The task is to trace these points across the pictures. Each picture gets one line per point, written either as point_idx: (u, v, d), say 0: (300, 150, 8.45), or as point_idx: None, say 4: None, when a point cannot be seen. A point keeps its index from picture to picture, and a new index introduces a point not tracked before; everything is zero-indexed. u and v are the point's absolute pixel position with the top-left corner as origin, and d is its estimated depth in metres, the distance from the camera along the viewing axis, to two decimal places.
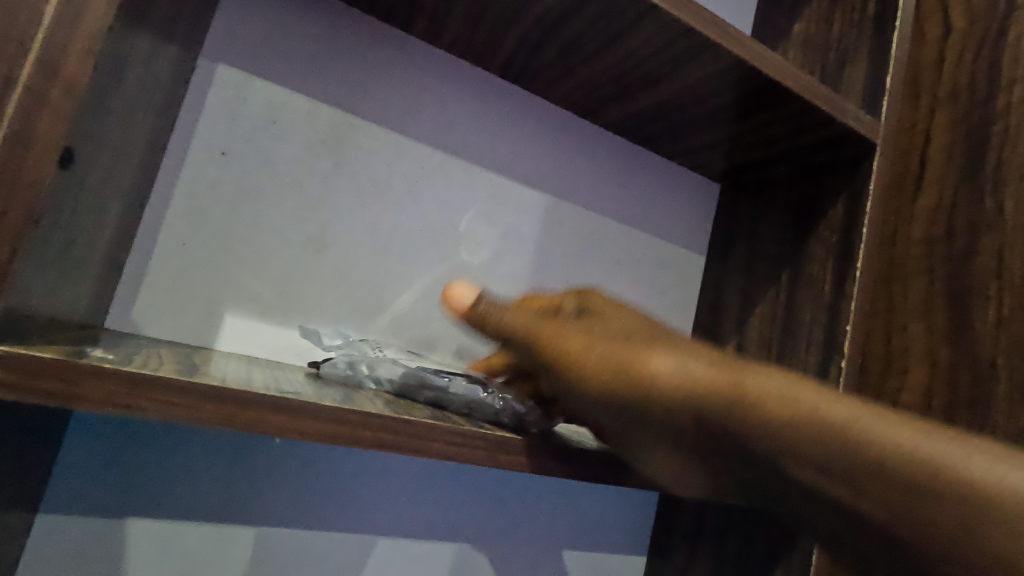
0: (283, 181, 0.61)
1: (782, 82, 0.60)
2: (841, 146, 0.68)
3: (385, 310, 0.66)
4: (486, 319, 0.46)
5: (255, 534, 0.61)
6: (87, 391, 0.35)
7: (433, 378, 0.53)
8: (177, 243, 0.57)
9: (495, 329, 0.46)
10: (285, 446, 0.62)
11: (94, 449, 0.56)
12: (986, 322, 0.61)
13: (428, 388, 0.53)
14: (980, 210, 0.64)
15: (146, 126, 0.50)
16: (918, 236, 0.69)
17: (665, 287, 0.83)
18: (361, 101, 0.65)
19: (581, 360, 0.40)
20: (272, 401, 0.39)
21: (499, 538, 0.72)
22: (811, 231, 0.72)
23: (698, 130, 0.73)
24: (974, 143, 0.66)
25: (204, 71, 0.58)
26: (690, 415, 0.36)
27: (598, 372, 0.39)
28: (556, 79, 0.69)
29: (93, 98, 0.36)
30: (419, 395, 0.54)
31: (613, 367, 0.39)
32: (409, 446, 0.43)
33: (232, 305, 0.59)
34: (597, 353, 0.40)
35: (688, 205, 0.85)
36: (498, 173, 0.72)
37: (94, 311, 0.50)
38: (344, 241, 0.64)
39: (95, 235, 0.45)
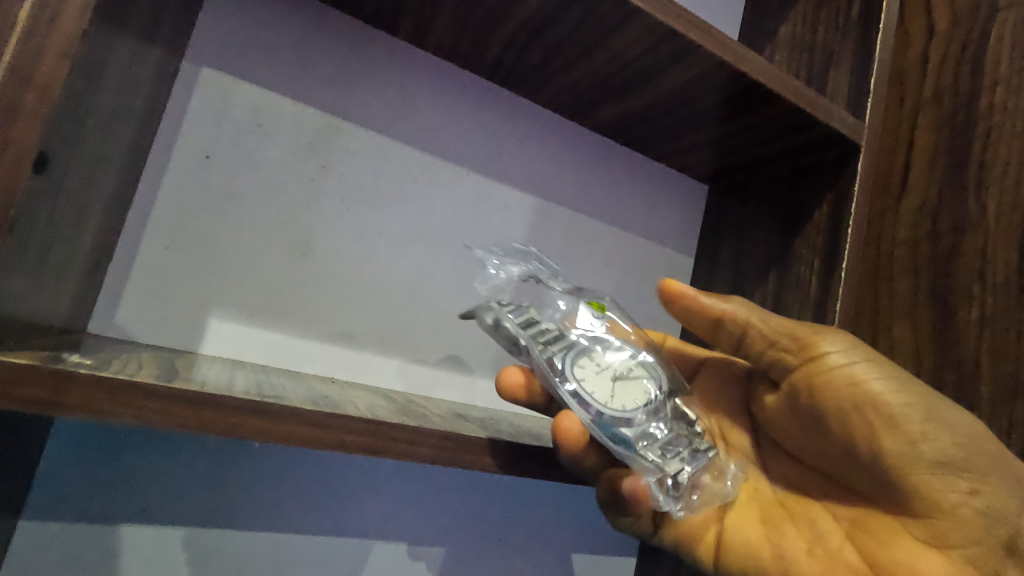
0: (269, 184, 0.61)
1: (766, 84, 0.60)
2: (826, 147, 0.69)
3: (374, 314, 0.66)
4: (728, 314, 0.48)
5: (241, 539, 0.61)
6: (60, 397, 0.34)
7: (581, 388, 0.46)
8: (161, 247, 0.57)
9: (744, 323, 0.48)
10: (271, 450, 0.62)
11: (76, 454, 0.55)
12: (969, 321, 0.62)
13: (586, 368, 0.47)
14: (964, 210, 0.64)
15: (128, 131, 0.50)
16: (903, 237, 0.69)
17: (654, 287, 0.83)
18: (347, 104, 0.65)
19: (826, 385, 0.47)
20: (251, 405, 0.39)
21: (488, 540, 0.72)
22: (797, 232, 0.73)
23: (685, 132, 0.74)
24: (955, 144, 0.66)
25: (188, 74, 0.58)
26: (906, 405, 0.45)
27: (835, 394, 0.46)
28: (543, 82, 0.69)
29: (70, 102, 0.36)
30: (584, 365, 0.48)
31: (886, 367, 0.47)
32: (391, 451, 0.43)
33: (217, 309, 0.59)
34: (856, 390, 0.46)
35: (676, 206, 0.85)
36: (486, 177, 0.72)
37: (75, 315, 0.50)
38: (331, 244, 0.64)
39: (75, 239, 0.45)
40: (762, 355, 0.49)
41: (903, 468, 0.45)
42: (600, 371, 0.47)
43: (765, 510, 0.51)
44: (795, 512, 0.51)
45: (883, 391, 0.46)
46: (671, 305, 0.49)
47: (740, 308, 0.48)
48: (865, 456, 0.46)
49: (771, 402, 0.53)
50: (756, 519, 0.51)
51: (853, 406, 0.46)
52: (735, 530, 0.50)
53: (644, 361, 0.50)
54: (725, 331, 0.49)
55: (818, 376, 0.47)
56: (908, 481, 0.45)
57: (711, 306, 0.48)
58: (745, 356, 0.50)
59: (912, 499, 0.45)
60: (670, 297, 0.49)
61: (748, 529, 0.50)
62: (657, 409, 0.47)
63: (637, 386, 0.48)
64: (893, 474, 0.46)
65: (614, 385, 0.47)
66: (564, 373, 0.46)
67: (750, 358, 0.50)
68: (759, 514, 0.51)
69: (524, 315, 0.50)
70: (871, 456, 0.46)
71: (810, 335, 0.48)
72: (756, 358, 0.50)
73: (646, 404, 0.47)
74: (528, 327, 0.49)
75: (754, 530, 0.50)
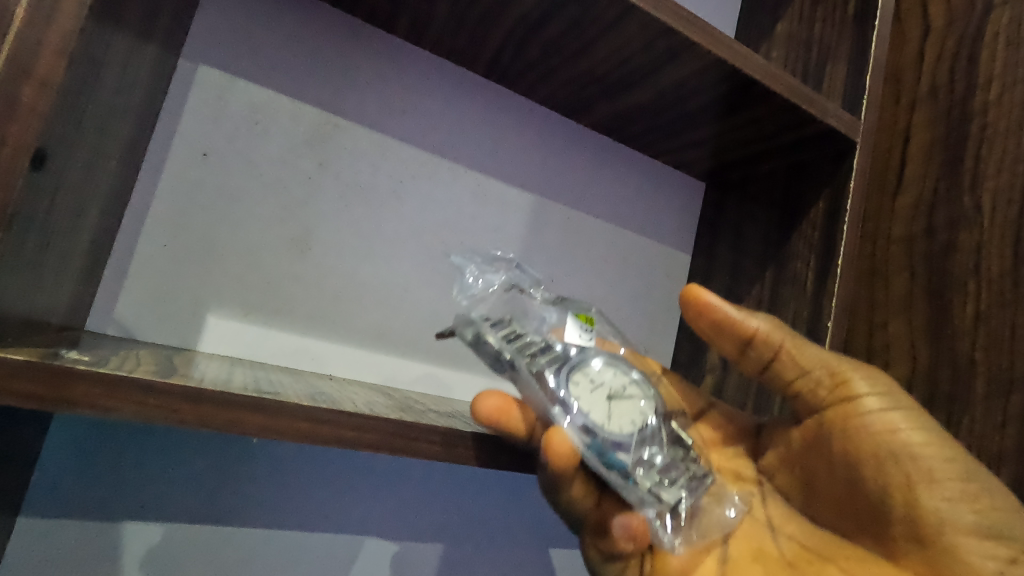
0: (267, 182, 0.61)
1: (762, 80, 0.60)
2: (822, 144, 0.69)
3: (372, 311, 0.66)
4: (764, 333, 0.48)
5: (240, 535, 0.61)
6: (60, 393, 0.35)
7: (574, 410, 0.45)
8: (158, 244, 0.57)
9: (778, 346, 0.48)
10: (269, 446, 0.62)
11: (74, 451, 0.55)
12: (964, 317, 0.62)
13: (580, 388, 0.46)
14: (959, 207, 0.65)
15: (125, 127, 0.50)
16: (899, 234, 0.69)
17: (651, 284, 0.84)
18: (345, 101, 0.65)
19: (861, 426, 0.47)
20: (249, 400, 0.39)
21: (487, 536, 0.72)
22: (793, 228, 0.73)
23: (682, 129, 0.74)
24: (951, 141, 0.67)
25: (186, 71, 0.58)
26: (940, 458, 0.45)
27: (869, 436, 0.46)
28: (540, 79, 0.69)
29: (67, 97, 0.36)
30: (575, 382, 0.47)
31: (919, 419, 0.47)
32: (389, 446, 0.43)
33: (215, 307, 0.59)
34: (894, 436, 0.46)
35: (674, 203, 0.85)
36: (484, 175, 0.72)
37: (74, 312, 0.50)
38: (329, 242, 0.64)
39: (72, 235, 0.45)
40: (791, 384, 0.49)
41: (937, 528, 0.44)
42: (596, 389, 0.46)
43: (772, 573, 0.49)
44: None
45: (914, 442, 0.46)
46: (697, 318, 0.48)
47: (775, 329, 0.48)
48: (896, 507, 0.46)
49: (793, 443, 0.52)
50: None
51: (884, 452, 0.46)
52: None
53: (642, 380, 0.49)
54: (756, 351, 0.48)
55: (852, 417, 0.47)
56: (940, 542, 0.44)
57: (741, 321, 0.47)
58: (772, 381, 0.49)
59: (945, 562, 0.44)
60: (699, 306, 0.48)
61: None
62: (646, 435, 0.46)
63: (632, 406, 0.47)
64: (925, 531, 0.44)
65: (609, 404, 0.46)
66: (563, 392, 0.45)
67: (777, 386, 0.50)
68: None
69: (505, 328, 0.50)
70: (903, 508, 0.45)
71: (846, 372, 0.48)
72: (784, 386, 0.49)
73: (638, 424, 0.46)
74: (511, 340, 0.48)
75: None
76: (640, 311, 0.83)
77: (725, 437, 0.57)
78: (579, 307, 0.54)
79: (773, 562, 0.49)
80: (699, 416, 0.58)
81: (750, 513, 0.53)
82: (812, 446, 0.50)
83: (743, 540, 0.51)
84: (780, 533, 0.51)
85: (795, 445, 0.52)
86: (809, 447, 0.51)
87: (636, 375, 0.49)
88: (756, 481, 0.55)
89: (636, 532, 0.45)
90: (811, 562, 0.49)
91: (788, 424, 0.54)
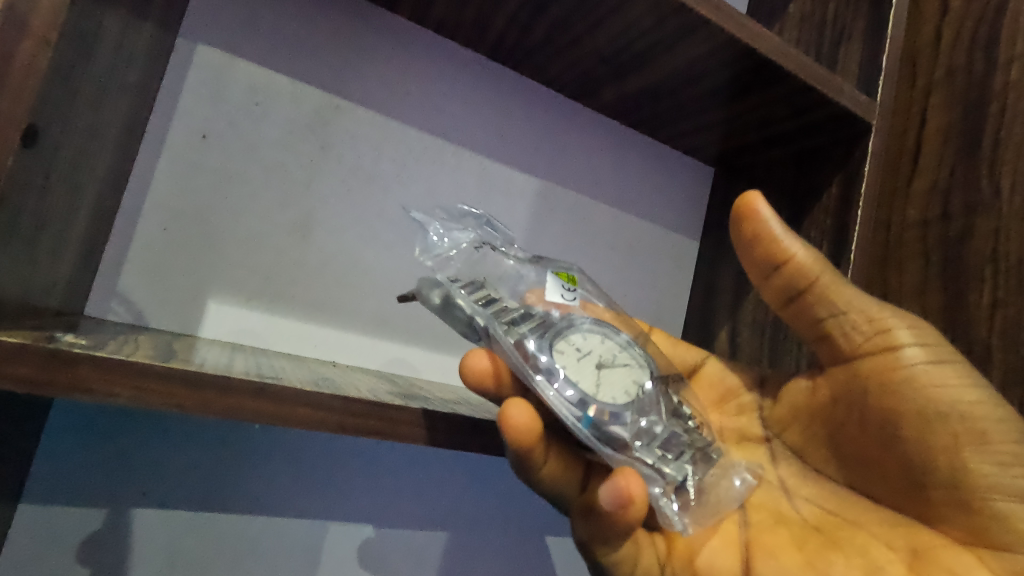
0: (267, 164, 0.60)
1: (775, 60, 0.58)
2: (836, 127, 0.67)
3: (375, 297, 0.65)
4: (799, 263, 0.45)
5: (243, 522, 0.61)
6: (56, 378, 0.34)
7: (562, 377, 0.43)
8: (158, 228, 0.56)
9: (813, 278, 0.46)
10: (272, 433, 0.61)
11: (75, 437, 0.55)
12: (981, 304, 0.61)
13: (563, 353, 0.45)
14: (977, 192, 0.63)
15: (122, 108, 0.48)
16: (913, 219, 0.68)
17: (658, 271, 0.82)
18: (346, 82, 0.63)
19: (901, 380, 0.45)
20: (250, 386, 0.38)
21: (494, 523, 0.72)
22: (806, 214, 0.71)
23: (691, 112, 0.72)
24: (968, 124, 0.65)
25: (184, 51, 0.57)
26: (986, 420, 0.43)
27: (913, 393, 0.45)
28: (546, 61, 0.68)
29: (59, 73, 0.35)
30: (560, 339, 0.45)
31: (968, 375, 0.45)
32: (392, 433, 0.43)
33: (217, 292, 0.58)
34: (940, 394, 0.44)
35: (682, 188, 0.84)
36: (489, 158, 0.71)
37: (71, 297, 0.49)
38: (331, 227, 0.63)
39: (68, 218, 0.44)
40: (820, 322, 0.47)
41: (985, 493, 0.43)
42: (581, 358, 0.45)
43: (799, 536, 0.48)
44: (841, 540, 0.47)
45: (960, 398, 0.44)
46: (741, 225, 0.46)
47: (813, 260, 0.46)
48: (941, 470, 0.44)
49: (819, 394, 0.51)
50: (792, 546, 0.47)
51: (929, 411, 0.44)
52: (765, 556, 0.47)
53: (631, 348, 0.48)
54: (789, 281, 0.46)
55: (892, 370, 0.45)
56: (987, 510, 0.43)
57: (781, 241, 0.45)
58: (800, 316, 0.48)
59: (991, 528, 0.43)
60: (747, 210, 0.45)
61: (783, 555, 0.46)
62: (639, 402, 0.45)
63: (621, 374, 0.46)
64: (969, 497, 0.44)
65: (598, 374, 0.45)
66: (546, 362, 0.43)
67: (806, 324, 0.48)
68: (795, 541, 0.48)
69: (478, 292, 0.48)
70: (948, 472, 0.44)
71: (886, 319, 0.46)
72: (814, 325, 0.48)
73: (630, 395, 0.45)
74: (484, 303, 0.47)
75: (789, 556, 0.46)
76: (647, 299, 0.81)
77: (727, 393, 0.59)
78: (558, 267, 0.53)
79: (797, 526, 0.49)
80: (695, 375, 0.60)
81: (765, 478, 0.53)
82: (844, 401, 0.49)
83: (762, 505, 0.51)
84: (795, 495, 0.52)
85: (822, 399, 0.51)
86: (839, 400, 0.49)
87: (624, 343, 0.48)
88: (764, 439, 0.56)
89: (632, 498, 0.39)
90: (839, 527, 0.48)
91: (811, 376, 0.52)
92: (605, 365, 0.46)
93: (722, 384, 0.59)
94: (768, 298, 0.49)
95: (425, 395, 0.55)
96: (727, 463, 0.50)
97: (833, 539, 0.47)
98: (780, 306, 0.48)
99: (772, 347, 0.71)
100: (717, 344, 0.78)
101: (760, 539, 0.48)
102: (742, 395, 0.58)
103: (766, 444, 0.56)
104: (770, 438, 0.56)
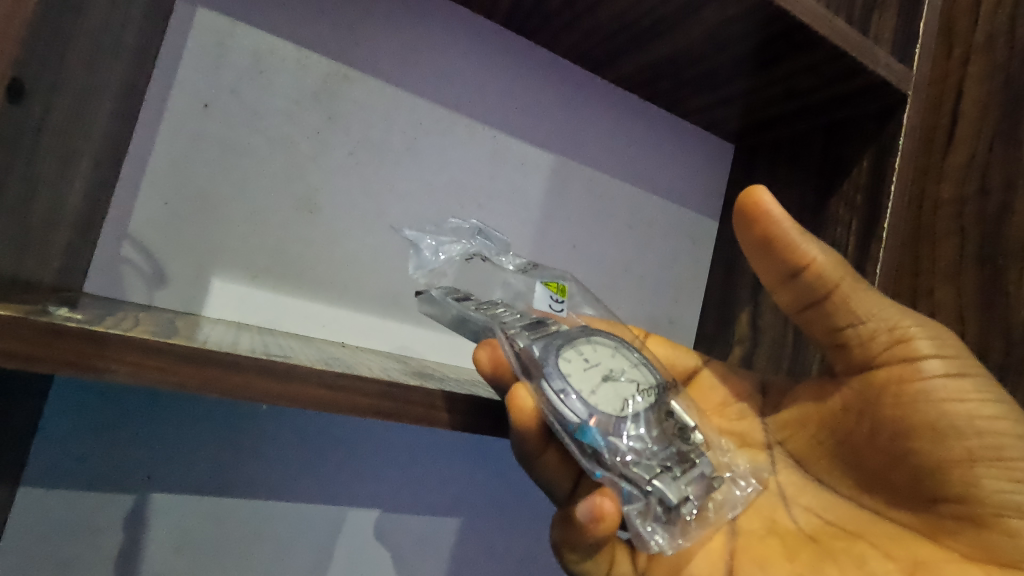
0: (272, 137, 0.57)
1: (809, 23, 0.55)
2: (869, 99, 0.64)
3: (384, 275, 0.62)
4: (820, 268, 0.43)
5: (250, 507, 0.59)
6: (48, 352, 0.32)
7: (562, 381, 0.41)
8: (159, 201, 0.54)
9: (833, 284, 0.43)
10: (279, 416, 0.60)
11: (77, 417, 0.53)
12: (1020, 285, 0.57)
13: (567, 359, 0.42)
14: (1019, 165, 0.58)
15: (116, 72, 0.46)
16: (948, 196, 0.63)
17: (677, 253, 0.79)
18: (354, 51, 0.60)
19: (917, 393, 0.42)
20: (257, 364, 0.36)
21: (507, 510, 0.70)
22: (833, 190, 0.69)
23: (714, 84, 0.69)
24: (1011, 94, 0.59)
25: (184, 15, 0.54)
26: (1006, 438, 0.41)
27: (928, 407, 0.42)
28: (562, 27, 0.64)
29: (45, 25, 0.32)
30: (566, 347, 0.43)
31: (988, 392, 0.42)
32: (408, 415, 0.41)
33: (220, 269, 0.56)
34: (958, 409, 0.41)
35: (702, 166, 0.80)
36: (502, 133, 0.68)
37: (68, 273, 0.47)
38: (339, 203, 0.60)
39: (60, 188, 0.42)
40: (840, 330, 0.45)
41: (998, 511, 0.40)
42: (589, 366, 0.43)
43: (791, 547, 0.45)
44: (837, 550, 0.45)
45: (977, 415, 0.41)
46: (749, 227, 0.43)
47: (833, 264, 0.43)
48: (952, 486, 0.42)
49: (828, 404, 0.48)
50: (783, 557, 0.45)
51: (942, 428, 0.41)
52: (751, 567, 0.44)
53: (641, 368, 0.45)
54: (806, 287, 0.44)
55: (908, 381, 0.43)
56: (1000, 527, 0.41)
57: (799, 244, 0.43)
58: (819, 323, 0.45)
59: (1003, 546, 0.40)
60: (758, 209, 0.42)
61: (772, 566, 0.44)
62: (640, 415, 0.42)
63: (632, 386, 0.43)
64: (980, 513, 0.41)
65: (602, 383, 0.42)
66: (547, 364, 0.42)
67: (822, 331, 0.46)
68: (786, 552, 0.45)
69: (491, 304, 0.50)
70: (959, 488, 0.41)
71: (908, 329, 0.43)
72: (832, 332, 0.45)
73: (631, 406, 0.42)
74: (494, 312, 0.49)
75: (778, 568, 0.44)
76: (665, 280, 0.79)
77: (728, 398, 0.55)
78: (550, 276, 0.54)
79: (791, 536, 0.47)
80: (692, 379, 0.57)
81: (765, 486, 0.49)
82: (856, 411, 0.46)
83: (757, 511, 0.48)
84: (794, 503, 0.49)
85: (832, 408, 0.48)
86: (848, 411, 0.46)
87: (641, 359, 0.46)
88: (766, 446, 0.52)
89: (602, 516, 0.38)
90: (837, 537, 0.46)
91: (822, 382, 0.50)
92: (612, 374, 0.43)
93: (720, 388, 0.56)
94: (781, 302, 0.46)
95: (440, 378, 0.53)
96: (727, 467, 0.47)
97: (828, 549, 0.45)
98: (795, 312, 0.46)
99: (798, 329, 0.68)
100: (737, 328, 0.76)
101: (747, 550, 0.45)
102: (741, 399, 0.55)
103: (766, 450, 0.52)
104: (771, 444, 0.52)
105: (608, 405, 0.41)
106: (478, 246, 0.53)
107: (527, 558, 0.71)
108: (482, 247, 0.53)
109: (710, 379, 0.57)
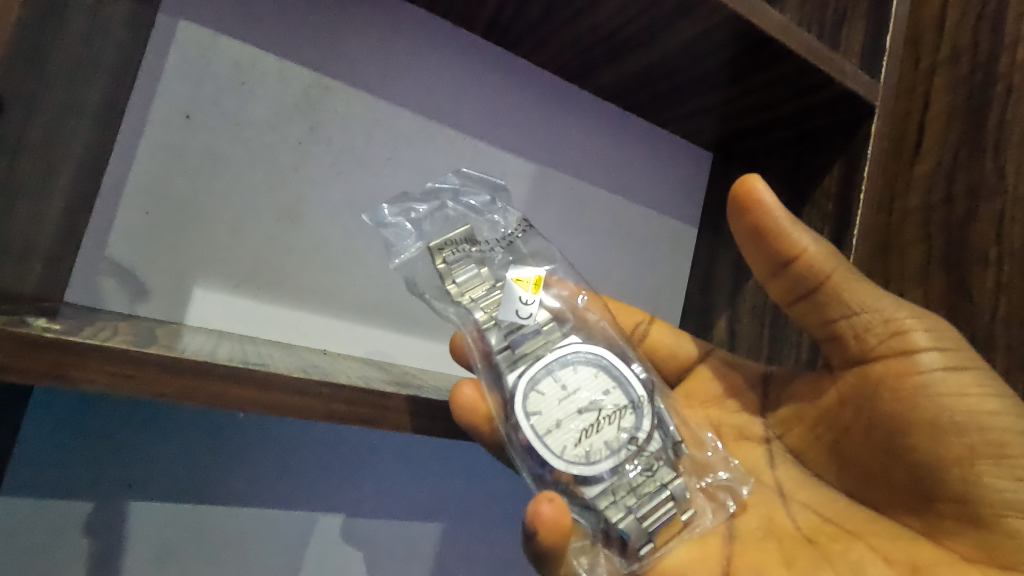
0: (253, 146, 0.58)
1: (780, 39, 0.56)
2: (839, 110, 0.66)
3: (366, 283, 0.63)
4: (811, 258, 0.44)
5: (229, 516, 0.59)
6: (24, 363, 0.32)
7: (527, 422, 0.43)
8: (140, 210, 0.54)
9: (823, 275, 0.44)
10: (259, 423, 0.60)
11: (54, 428, 0.53)
12: (983, 292, 0.59)
13: (540, 391, 0.45)
14: (981, 175, 0.60)
15: (95, 85, 0.47)
16: (916, 204, 0.65)
17: (656, 260, 0.81)
18: (337, 63, 0.61)
19: (916, 387, 0.42)
20: (234, 372, 0.37)
21: (488, 517, 0.71)
22: (806, 199, 0.70)
23: (690, 95, 0.70)
24: (973, 106, 0.61)
25: (165, 27, 0.54)
26: (998, 447, 0.41)
27: (927, 402, 0.42)
28: (541, 40, 0.66)
29: (24, 45, 0.33)
30: (540, 380, 0.45)
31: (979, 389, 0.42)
32: (384, 421, 0.42)
33: (202, 278, 0.56)
34: (956, 403, 0.42)
35: (679, 174, 0.82)
36: (483, 142, 0.69)
37: (48, 283, 0.48)
38: (320, 213, 0.61)
39: (40, 200, 0.42)
40: (831, 322, 0.46)
41: (998, 510, 0.40)
42: (565, 399, 0.45)
43: (788, 550, 0.46)
44: (834, 554, 0.45)
45: (975, 413, 0.41)
46: (743, 215, 0.44)
47: (825, 255, 0.44)
48: (952, 483, 0.42)
49: (824, 399, 0.49)
50: (779, 562, 0.45)
51: (941, 426, 0.42)
52: (746, 570, 0.45)
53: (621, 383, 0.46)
54: (798, 278, 0.45)
55: (906, 375, 0.43)
56: (999, 526, 0.41)
57: (791, 235, 0.44)
58: (812, 315, 0.46)
59: (1005, 546, 0.40)
60: (752, 199, 0.44)
61: (769, 570, 0.45)
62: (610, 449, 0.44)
63: (592, 414, 0.45)
64: (982, 513, 0.41)
65: (570, 419, 0.44)
66: (516, 405, 0.44)
67: (816, 323, 0.47)
68: (783, 556, 0.46)
69: (488, 296, 0.49)
70: (959, 486, 0.42)
71: (903, 321, 0.44)
72: (824, 324, 0.46)
73: (603, 445, 0.44)
74: (486, 303, 0.49)
75: (775, 572, 0.45)
76: (645, 285, 0.80)
77: (725, 392, 0.57)
78: (529, 270, 0.49)
79: (789, 537, 0.47)
80: (692, 371, 0.59)
81: (762, 484, 0.51)
82: (852, 407, 0.47)
83: (755, 511, 0.49)
84: (791, 500, 0.50)
85: (828, 401, 0.49)
86: (847, 406, 0.47)
87: (618, 378, 0.47)
88: (764, 440, 0.54)
89: (542, 516, 0.39)
90: (835, 539, 0.46)
91: (817, 376, 0.51)
92: (584, 407, 0.45)
93: (717, 380, 0.57)
94: (776, 293, 0.48)
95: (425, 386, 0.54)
96: (713, 466, 0.49)
97: (826, 553, 0.45)
98: (788, 304, 0.47)
99: (773, 335, 0.70)
100: (715, 333, 0.77)
101: (744, 554, 0.46)
102: (736, 395, 0.56)
103: (765, 445, 0.54)
104: (770, 439, 0.54)
105: (574, 446, 0.44)
106: (461, 212, 0.54)
107: (509, 561, 0.72)
108: (466, 211, 0.54)
109: (709, 372, 0.58)
